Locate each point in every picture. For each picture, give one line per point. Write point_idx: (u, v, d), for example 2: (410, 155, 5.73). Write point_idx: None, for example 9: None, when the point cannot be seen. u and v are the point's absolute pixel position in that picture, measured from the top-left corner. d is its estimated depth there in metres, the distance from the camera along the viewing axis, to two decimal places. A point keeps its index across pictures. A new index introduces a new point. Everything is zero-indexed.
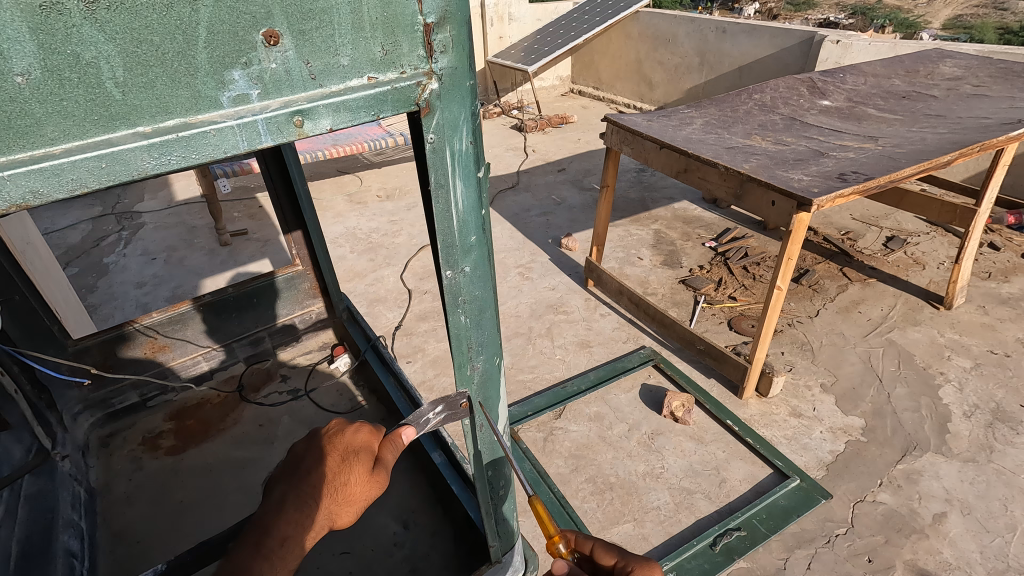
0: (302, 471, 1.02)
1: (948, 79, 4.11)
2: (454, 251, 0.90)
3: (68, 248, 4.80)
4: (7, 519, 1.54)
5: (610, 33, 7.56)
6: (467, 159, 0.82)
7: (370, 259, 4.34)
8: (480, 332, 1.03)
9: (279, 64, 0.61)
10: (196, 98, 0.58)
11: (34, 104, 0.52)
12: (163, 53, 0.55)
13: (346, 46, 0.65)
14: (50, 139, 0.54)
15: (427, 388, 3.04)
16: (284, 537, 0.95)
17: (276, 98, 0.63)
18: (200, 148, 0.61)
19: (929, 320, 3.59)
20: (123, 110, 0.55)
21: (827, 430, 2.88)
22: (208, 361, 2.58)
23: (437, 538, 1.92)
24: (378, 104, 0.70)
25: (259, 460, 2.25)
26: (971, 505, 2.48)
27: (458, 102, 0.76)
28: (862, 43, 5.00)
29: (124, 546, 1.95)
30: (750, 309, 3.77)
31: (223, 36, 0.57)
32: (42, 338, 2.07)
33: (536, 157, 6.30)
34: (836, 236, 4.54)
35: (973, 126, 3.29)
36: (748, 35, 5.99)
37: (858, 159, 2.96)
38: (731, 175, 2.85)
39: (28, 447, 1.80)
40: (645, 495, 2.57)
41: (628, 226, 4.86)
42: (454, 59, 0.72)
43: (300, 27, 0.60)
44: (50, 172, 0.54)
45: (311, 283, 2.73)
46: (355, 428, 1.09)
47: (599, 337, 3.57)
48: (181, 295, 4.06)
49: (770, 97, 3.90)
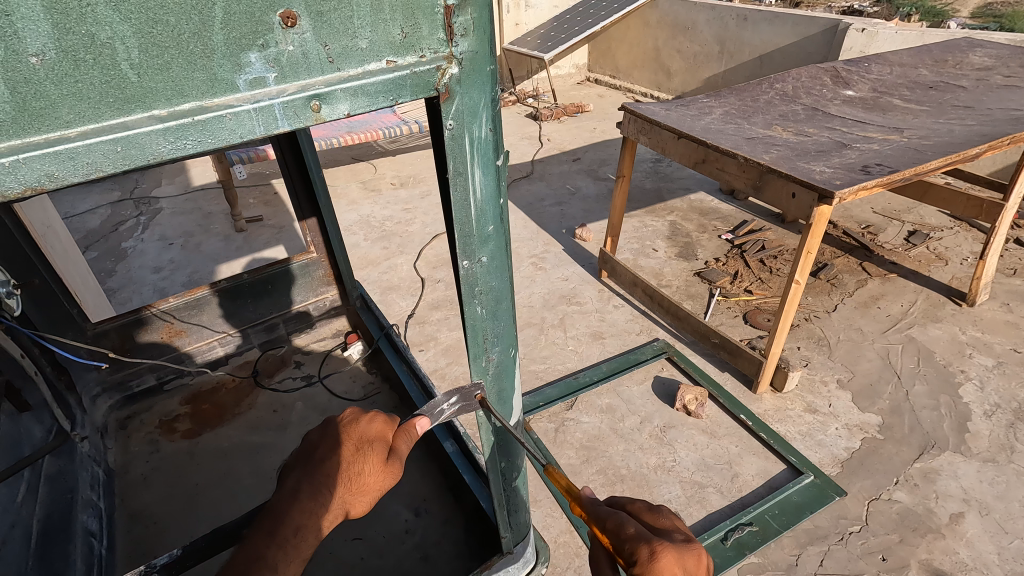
0: (316, 460, 1.02)
1: (977, 69, 4.00)
2: (471, 241, 0.88)
3: (87, 232, 4.86)
4: (29, 498, 1.57)
5: (628, 21, 7.44)
6: (487, 146, 0.80)
7: (383, 247, 4.34)
8: (496, 323, 1.01)
9: (296, 46, 0.60)
10: (212, 81, 0.57)
11: (49, 85, 0.51)
12: (180, 34, 0.54)
13: (365, 28, 0.63)
14: (65, 122, 0.53)
15: (439, 376, 3.04)
16: (298, 527, 0.95)
17: (293, 82, 0.62)
18: (216, 132, 0.60)
19: (950, 317, 3.52)
20: (138, 93, 0.54)
21: (842, 426, 2.84)
22: (223, 346, 2.60)
23: (448, 526, 1.93)
24: (397, 89, 0.68)
25: (274, 446, 2.27)
26: (989, 506, 2.44)
27: (479, 87, 0.74)
28: (888, 31, 4.87)
29: (141, 527, 1.98)
30: (767, 303, 3.72)
31: (240, 16, 0.55)
32: (62, 322, 2.11)
33: (551, 146, 6.25)
34: (856, 230, 4.46)
35: (1002, 118, 3.20)
36: (770, 23, 5.86)
37: (882, 151, 2.88)
38: (751, 167, 2.80)
39: (49, 428, 1.84)
40: (656, 487, 2.56)
41: (643, 217, 4.81)
42: (475, 43, 0.70)
43: (318, 9, 0.59)
44: (65, 156, 0.53)
45: (325, 270, 2.74)
46: (369, 417, 1.07)
47: (612, 328, 3.55)
48: (197, 281, 4.10)
49: (792, 86, 3.82)
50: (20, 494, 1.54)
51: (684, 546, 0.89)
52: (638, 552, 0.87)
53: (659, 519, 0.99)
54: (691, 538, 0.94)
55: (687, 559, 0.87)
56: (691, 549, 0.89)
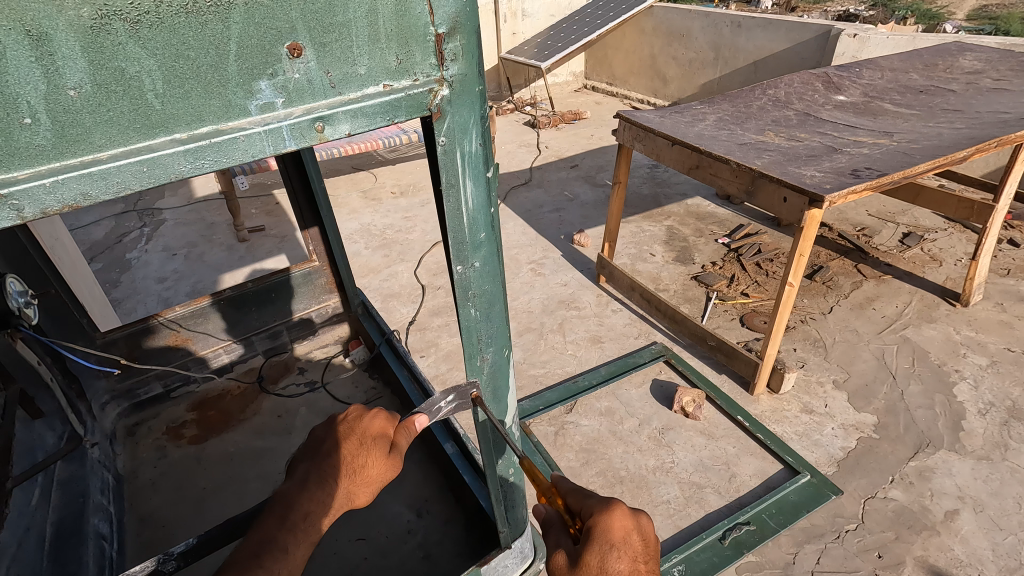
0: (324, 452, 1.07)
1: (967, 72, 4.08)
2: (464, 248, 0.93)
3: (91, 244, 4.93)
4: (42, 503, 1.64)
5: (624, 29, 7.55)
6: (477, 159, 0.86)
7: (384, 255, 4.41)
8: (490, 325, 1.06)
9: (301, 74, 0.66)
10: (227, 106, 0.63)
11: (85, 115, 0.57)
12: (198, 66, 0.59)
13: (364, 56, 0.69)
14: (98, 146, 0.59)
15: (440, 382, 3.11)
16: (306, 513, 1.01)
17: (299, 105, 0.67)
18: (230, 153, 0.65)
19: (945, 317, 3.58)
20: (161, 119, 0.60)
21: (838, 426, 2.89)
22: (229, 354, 2.67)
23: (450, 526, 1.97)
24: (393, 110, 0.74)
25: (278, 450, 2.32)
26: (984, 503, 2.49)
27: (468, 106, 0.80)
28: (879, 37, 4.96)
29: (150, 529, 2.03)
30: (763, 305, 3.78)
31: (252, 50, 0.61)
32: (72, 330, 2.17)
33: (549, 154, 6.34)
34: (851, 233, 4.52)
35: (990, 121, 3.27)
36: (763, 29, 5.96)
37: (871, 155, 2.95)
38: (743, 172, 2.87)
39: (60, 434, 1.88)
40: (655, 488, 2.62)
41: (640, 223, 4.88)
42: (464, 66, 0.76)
43: (321, 40, 0.65)
44: (98, 176, 0.59)
45: (327, 278, 2.80)
46: (372, 414, 1.12)
47: (611, 332, 3.61)
48: (201, 290, 4.18)
49: (784, 92, 3.89)
50: (34, 498, 1.60)
51: (603, 548, 0.94)
52: (557, 559, 1.00)
53: (586, 502, 1.04)
54: (607, 505, 0.99)
55: (611, 565, 0.93)
56: (614, 549, 0.94)
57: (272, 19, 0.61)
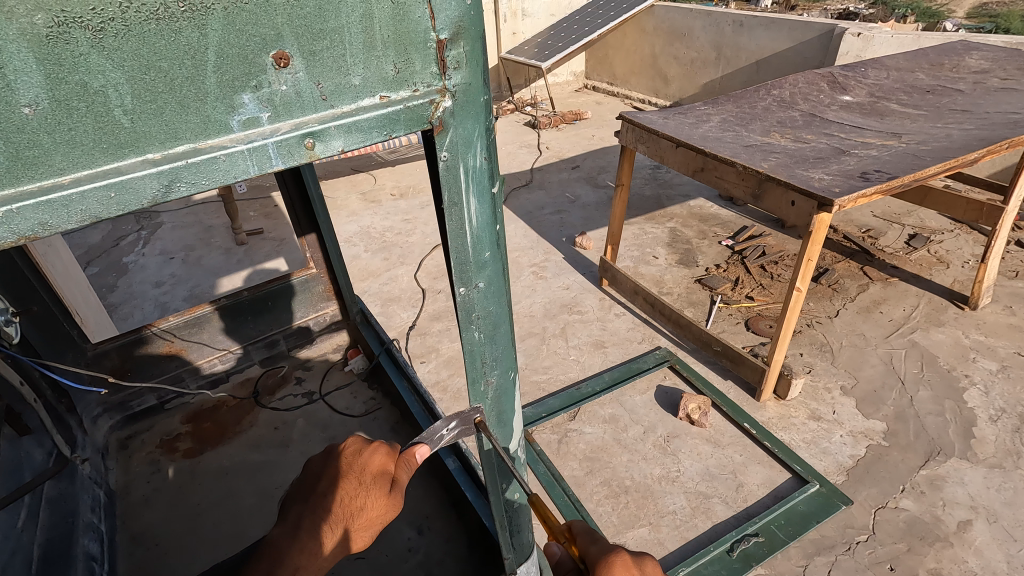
0: (318, 494, 1.02)
1: (974, 72, 4.01)
2: (467, 268, 0.87)
3: (88, 247, 4.87)
4: (30, 524, 1.57)
5: (625, 28, 7.48)
6: (481, 175, 0.79)
7: (384, 258, 4.35)
8: (495, 347, 1.00)
9: (289, 86, 0.60)
10: (206, 123, 0.57)
11: (43, 134, 0.51)
12: (173, 80, 0.53)
13: (358, 65, 0.63)
14: (58, 169, 0.52)
15: (441, 389, 3.04)
16: (296, 568, 0.94)
17: (287, 120, 0.61)
18: (210, 173, 0.59)
19: (953, 321, 3.51)
20: (131, 138, 0.54)
21: (847, 434, 2.83)
22: (224, 363, 2.60)
23: (452, 544, 1.91)
24: (390, 123, 0.68)
25: (275, 464, 2.26)
26: (997, 513, 2.43)
27: (472, 118, 0.74)
28: (883, 36, 4.89)
29: (142, 548, 1.97)
30: (768, 309, 3.72)
31: (232, 60, 0.55)
32: (62, 343, 2.11)
33: (550, 155, 6.28)
34: (856, 234, 4.46)
35: (1000, 122, 3.21)
36: (765, 28, 5.90)
37: (880, 158, 2.88)
38: (749, 175, 2.81)
39: (49, 450, 1.82)
40: (661, 499, 2.56)
41: (643, 224, 4.82)
42: (468, 75, 0.70)
43: (311, 48, 0.59)
44: (58, 204, 0.53)
45: (325, 286, 2.73)
46: (372, 449, 1.04)
47: (614, 337, 3.55)
48: (198, 295, 4.11)
49: (789, 92, 3.83)
50: (21, 520, 1.53)
51: None
52: None
53: (589, 549, 0.97)
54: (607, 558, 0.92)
55: None
56: None
57: (255, 25, 0.55)
